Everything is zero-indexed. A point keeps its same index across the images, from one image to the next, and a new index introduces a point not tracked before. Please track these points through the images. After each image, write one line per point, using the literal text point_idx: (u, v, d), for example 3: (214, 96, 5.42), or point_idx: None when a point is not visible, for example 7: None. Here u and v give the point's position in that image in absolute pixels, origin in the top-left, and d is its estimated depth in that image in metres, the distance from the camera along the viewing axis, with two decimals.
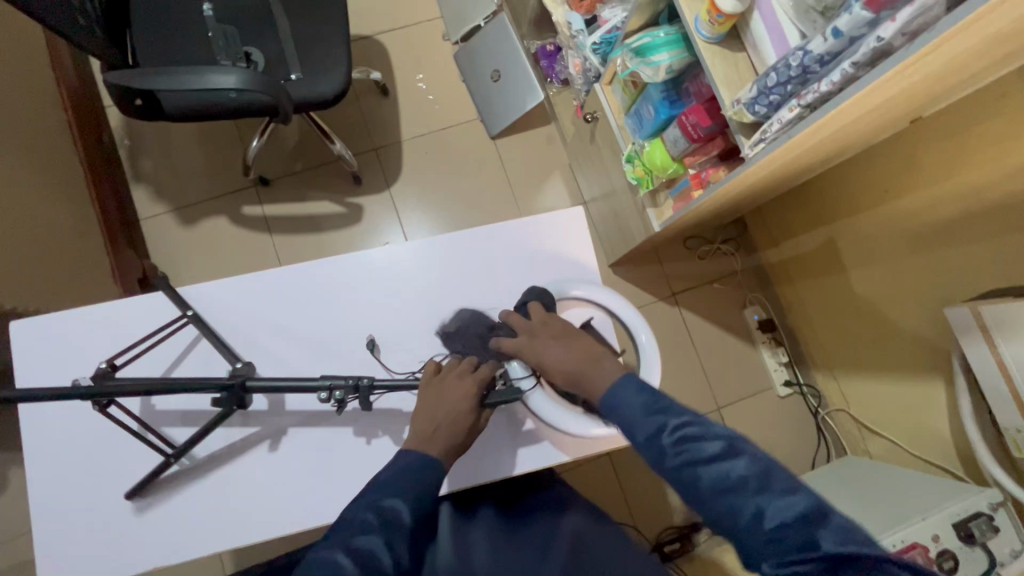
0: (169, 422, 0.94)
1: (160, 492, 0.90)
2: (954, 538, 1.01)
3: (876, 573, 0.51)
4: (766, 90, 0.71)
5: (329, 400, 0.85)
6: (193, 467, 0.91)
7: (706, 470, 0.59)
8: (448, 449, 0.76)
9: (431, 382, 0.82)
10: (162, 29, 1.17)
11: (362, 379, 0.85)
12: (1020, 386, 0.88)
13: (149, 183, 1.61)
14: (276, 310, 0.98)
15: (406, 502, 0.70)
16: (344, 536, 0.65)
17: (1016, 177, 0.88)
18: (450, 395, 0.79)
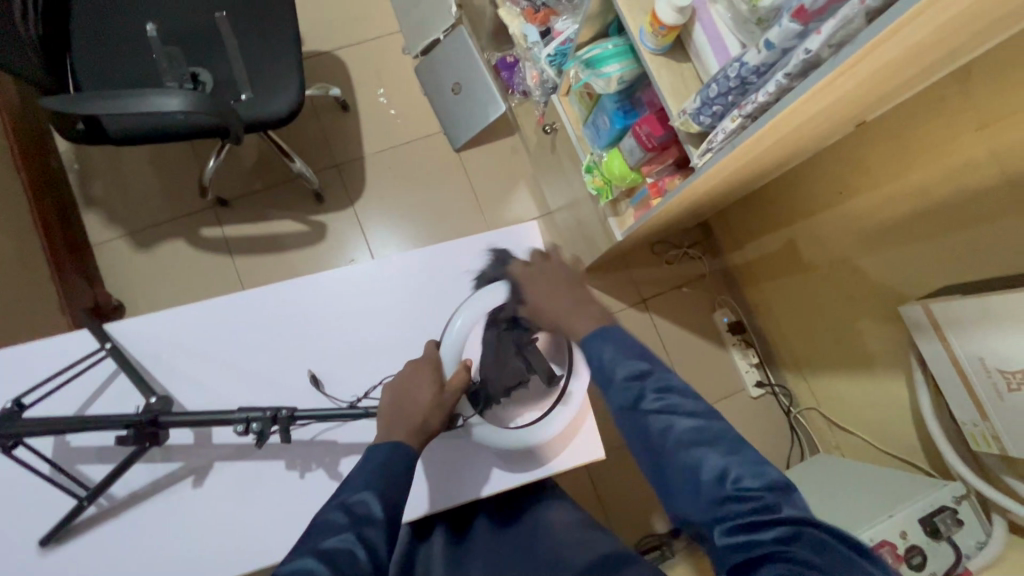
0: (80, 461, 0.90)
1: (74, 535, 0.87)
2: (921, 533, 1.02)
3: (824, 545, 0.54)
4: (709, 100, 0.72)
5: (246, 433, 0.83)
6: (109, 509, 0.88)
7: (681, 421, 0.66)
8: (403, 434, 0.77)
9: (386, 387, 0.83)
10: (106, 51, 1.13)
11: (282, 411, 0.84)
12: (973, 380, 0.90)
13: (101, 208, 1.56)
14: (227, 338, 0.94)
15: (378, 498, 0.67)
16: (314, 540, 0.62)
17: (959, 176, 0.90)
18: (409, 390, 0.82)
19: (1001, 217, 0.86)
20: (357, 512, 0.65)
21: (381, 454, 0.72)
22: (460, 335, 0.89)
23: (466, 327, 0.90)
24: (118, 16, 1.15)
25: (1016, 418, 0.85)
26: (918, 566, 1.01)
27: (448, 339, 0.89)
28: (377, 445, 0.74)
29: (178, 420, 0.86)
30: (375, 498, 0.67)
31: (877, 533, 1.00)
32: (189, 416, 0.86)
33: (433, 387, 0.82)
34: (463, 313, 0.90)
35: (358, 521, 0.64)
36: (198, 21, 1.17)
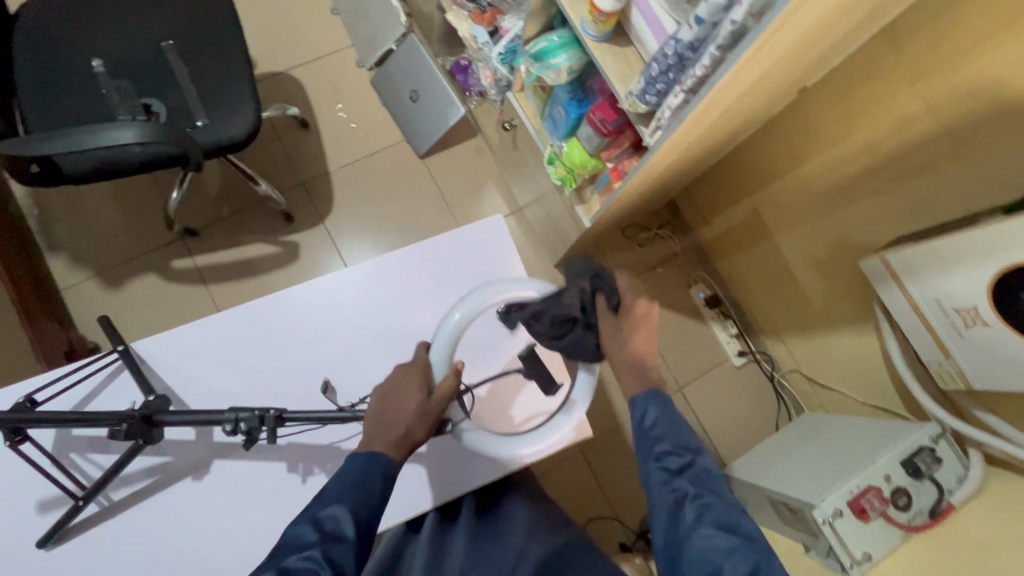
0: (82, 452, 0.92)
1: (72, 534, 0.88)
2: (904, 475, 1.06)
3: None
4: (652, 80, 0.75)
5: (234, 433, 0.83)
6: (109, 506, 0.89)
7: (709, 527, 0.66)
8: (392, 447, 0.75)
9: (375, 390, 0.81)
10: (54, 91, 1.12)
11: (270, 411, 0.84)
12: (933, 322, 0.95)
13: (67, 251, 1.53)
14: (209, 361, 0.94)
15: (347, 512, 0.68)
16: (279, 558, 0.63)
17: (899, 130, 0.95)
18: (394, 398, 0.78)
19: (942, 164, 0.91)
20: (328, 529, 0.67)
21: (356, 468, 0.72)
22: (453, 332, 0.86)
23: (462, 322, 0.87)
24: (61, 55, 1.14)
25: (976, 352, 0.90)
26: (905, 507, 1.05)
27: (442, 333, 0.86)
28: (354, 456, 0.74)
29: (174, 419, 0.86)
30: (343, 515, 0.68)
31: (862, 480, 1.05)
32: (180, 417, 0.86)
33: (418, 395, 0.79)
34: (461, 307, 0.87)
35: (326, 538, 0.66)
36: (145, 52, 1.16)
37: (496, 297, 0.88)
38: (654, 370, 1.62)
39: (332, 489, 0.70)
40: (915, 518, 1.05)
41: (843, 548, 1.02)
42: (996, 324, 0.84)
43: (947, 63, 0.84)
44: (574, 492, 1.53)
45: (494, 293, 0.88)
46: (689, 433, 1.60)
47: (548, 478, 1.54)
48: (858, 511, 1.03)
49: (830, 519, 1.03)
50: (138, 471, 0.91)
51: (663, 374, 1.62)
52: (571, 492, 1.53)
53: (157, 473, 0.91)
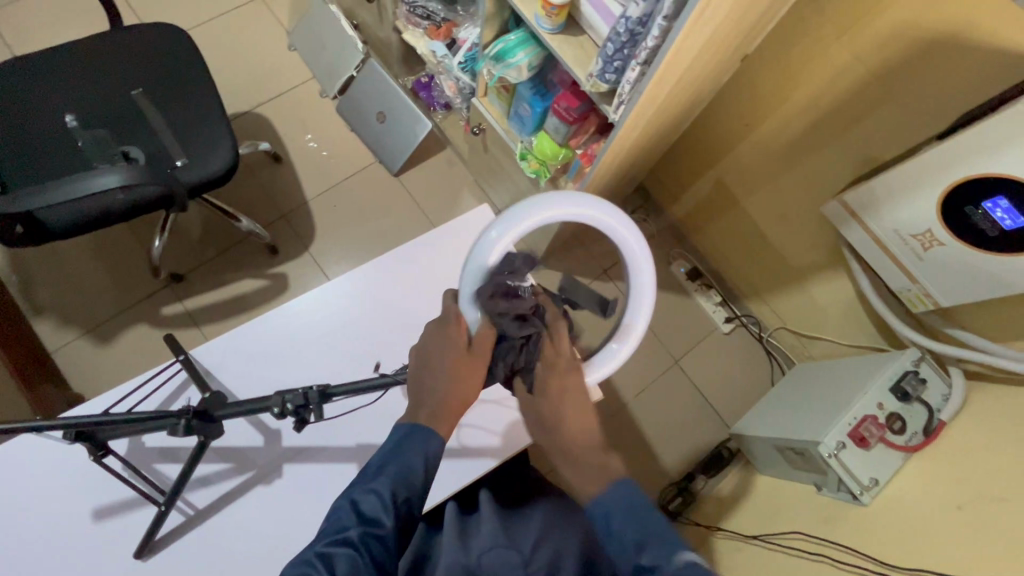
0: (152, 462, 0.95)
1: (163, 544, 0.91)
2: (894, 400, 1.13)
3: None
4: (609, 59, 0.83)
5: (282, 414, 0.81)
6: (194, 513, 0.93)
7: None
8: (434, 415, 0.75)
9: (417, 350, 0.79)
10: (29, 151, 1.14)
11: (313, 388, 0.82)
12: (895, 251, 1.03)
13: (53, 313, 1.52)
14: (232, 384, 0.99)
15: (385, 499, 0.69)
16: (320, 541, 0.66)
17: (836, 82, 1.04)
18: (435, 356, 0.78)
19: (881, 105, 1.00)
20: (366, 514, 0.68)
21: (401, 435, 0.74)
22: (496, 252, 0.74)
23: (501, 242, 0.73)
24: (33, 115, 1.16)
25: (938, 271, 0.98)
26: (901, 430, 1.11)
27: (480, 255, 0.73)
28: (399, 428, 0.75)
29: (233, 412, 0.84)
30: (378, 501, 0.68)
31: (857, 412, 1.11)
32: (235, 408, 0.84)
33: (458, 350, 0.77)
34: (506, 221, 0.72)
35: (365, 523, 0.67)
36: (117, 103, 1.19)
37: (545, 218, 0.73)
38: (649, 348, 1.67)
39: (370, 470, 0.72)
40: (912, 440, 1.11)
41: (851, 476, 1.07)
42: (951, 241, 0.92)
43: (867, 15, 0.93)
44: None
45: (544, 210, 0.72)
46: (692, 402, 1.65)
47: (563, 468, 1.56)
48: (859, 440, 1.09)
49: (836, 452, 1.08)
50: (216, 472, 0.95)
51: (659, 350, 1.68)
52: None
53: (210, 490, 0.94)
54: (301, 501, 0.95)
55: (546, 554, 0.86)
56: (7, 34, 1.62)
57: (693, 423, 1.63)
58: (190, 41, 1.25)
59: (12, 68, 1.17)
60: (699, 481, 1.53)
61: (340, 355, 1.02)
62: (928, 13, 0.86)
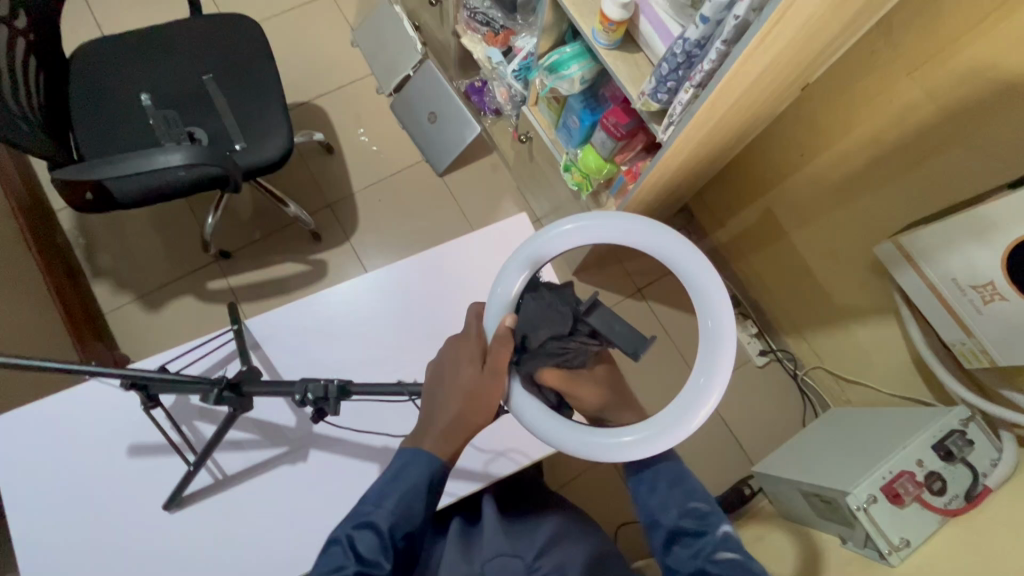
0: (191, 420, 1.01)
1: (192, 500, 0.97)
2: (937, 459, 1.06)
3: (704, 519, 0.76)
4: (663, 78, 0.83)
5: (302, 401, 0.85)
6: (222, 478, 0.98)
7: None
8: (438, 438, 0.75)
9: (433, 366, 0.79)
10: (107, 125, 1.22)
11: (333, 381, 0.84)
12: (952, 301, 0.97)
13: (110, 277, 1.62)
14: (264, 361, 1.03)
15: (385, 550, 0.70)
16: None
17: (905, 120, 0.99)
18: (450, 374, 0.76)
19: (952, 146, 0.95)
20: (364, 555, 0.69)
21: (402, 462, 0.75)
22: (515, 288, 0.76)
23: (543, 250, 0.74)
24: (112, 91, 1.24)
25: (997, 327, 0.92)
26: (940, 492, 1.05)
27: (496, 298, 0.76)
28: (403, 450, 0.76)
29: (261, 390, 0.89)
30: (376, 540, 0.70)
31: (892, 466, 1.06)
32: (269, 388, 0.89)
33: (473, 367, 0.74)
34: (516, 258, 0.75)
35: (363, 564, 0.68)
36: (188, 85, 1.26)
37: (561, 247, 0.75)
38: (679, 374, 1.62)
39: (374, 496, 0.74)
40: (951, 502, 1.05)
41: (880, 534, 1.02)
42: (1015, 297, 0.86)
43: (942, 52, 0.89)
44: (603, 496, 1.53)
45: (550, 247, 0.74)
46: (715, 432, 1.60)
47: (574, 484, 1.54)
48: (892, 496, 1.04)
49: (866, 505, 1.03)
50: (248, 445, 0.99)
51: None
52: (599, 496, 1.53)
53: (233, 457, 0.99)
54: (316, 483, 0.98)
55: (552, 560, 0.83)
56: (99, 14, 1.74)
57: (714, 454, 1.59)
58: (260, 31, 1.31)
59: (99, 46, 1.25)
60: None
61: (368, 347, 1.04)
62: (1008, 55, 0.82)
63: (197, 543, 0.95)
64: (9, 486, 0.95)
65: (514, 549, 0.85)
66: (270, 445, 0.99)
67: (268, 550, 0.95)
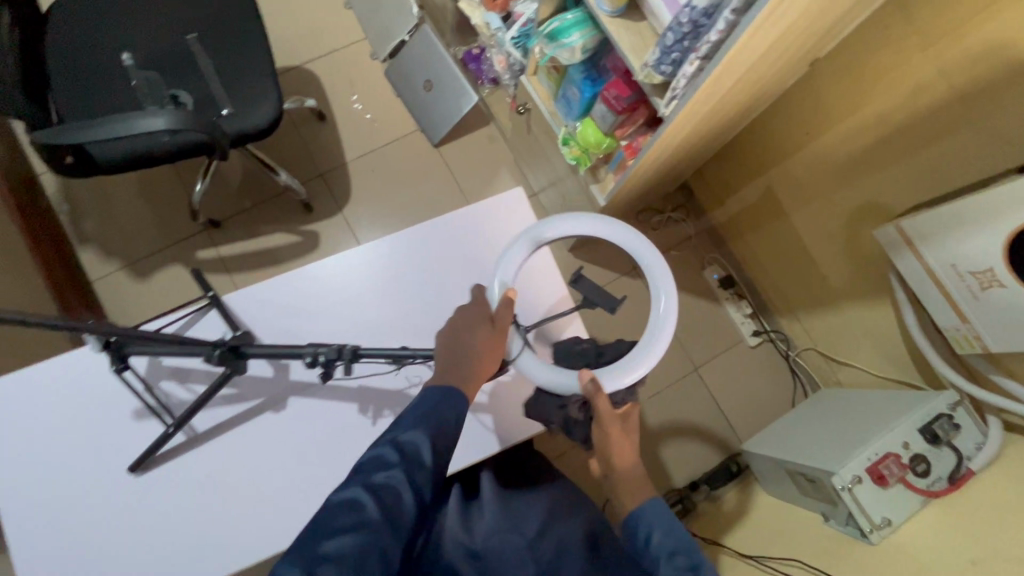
0: (166, 381, 1.00)
1: (161, 461, 0.96)
2: (922, 441, 1.08)
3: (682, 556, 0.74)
4: (667, 49, 0.79)
5: (314, 363, 0.87)
6: (194, 437, 0.97)
7: None
8: (465, 382, 0.78)
9: (443, 327, 0.84)
10: (86, 86, 1.17)
11: (347, 345, 0.88)
12: (950, 287, 0.96)
13: (96, 243, 1.58)
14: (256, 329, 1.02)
15: (428, 443, 0.72)
16: (363, 474, 0.68)
17: (914, 100, 0.97)
18: (457, 329, 0.82)
19: (961, 128, 0.92)
20: (408, 453, 0.71)
21: (432, 394, 0.75)
22: (516, 264, 0.85)
23: (530, 243, 0.84)
24: (92, 49, 1.18)
25: (992, 314, 0.92)
26: (924, 473, 1.06)
27: (497, 273, 0.85)
28: (428, 390, 0.77)
29: (259, 352, 0.90)
30: (419, 438, 0.72)
31: (879, 447, 1.07)
32: (267, 349, 0.90)
33: (483, 325, 0.81)
34: (520, 240, 0.84)
35: (406, 462, 0.70)
36: (171, 45, 1.21)
37: (559, 232, 0.84)
38: (671, 352, 1.64)
39: (407, 416, 0.74)
40: (934, 484, 1.06)
41: (863, 513, 1.04)
42: (1013, 284, 0.85)
43: (959, 28, 0.86)
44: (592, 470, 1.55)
45: (548, 230, 0.84)
46: (705, 411, 1.61)
47: (564, 459, 1.56)
48: (877, 477, 1.05)
49: (850, 486, 1.04)
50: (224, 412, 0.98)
51: (680, 355, 1.64)
52: (588, 472, 1.55)
53: (206, 421, 0.98)
54: (300, 459, 0.96)
55: None
56: None
57: (705, 432, 1.60)
58: None
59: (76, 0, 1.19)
60: (701, 491, 1.52)
61: (360, 322, 1.03)
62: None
63: (182, 515, 0.95)
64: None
65: None
66: (240, 409, 0.98)
67: (252, 525, 0.94)
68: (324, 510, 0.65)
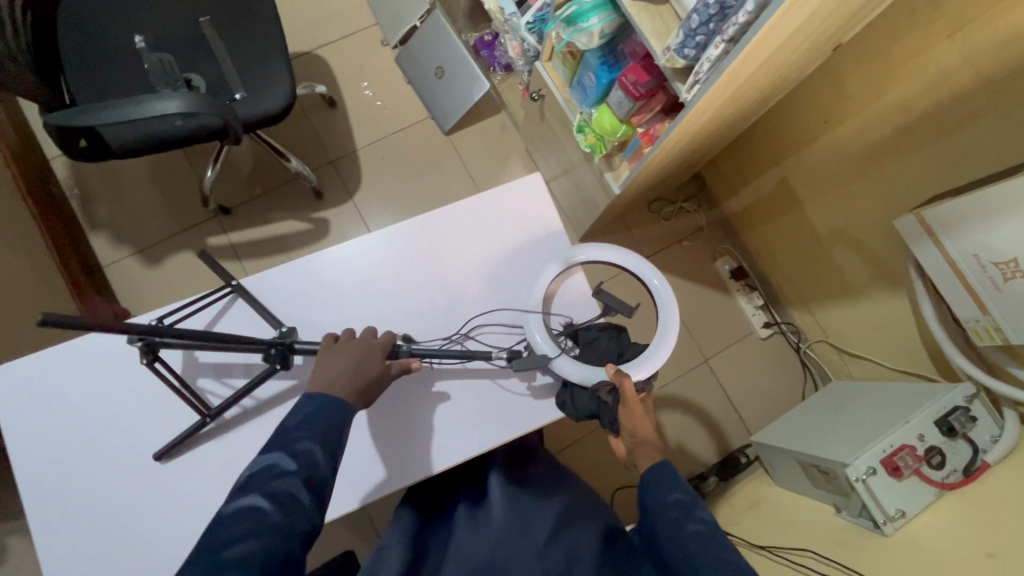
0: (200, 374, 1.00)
1: (191, 449, 0.96)
2: (938, 434, 1.07)
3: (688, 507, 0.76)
4: (691, 32, 0.77)
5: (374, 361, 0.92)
6: (227, 426, 0.97)
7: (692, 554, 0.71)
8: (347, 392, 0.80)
9: (326, 348, 0.87)
10: (98, 68, 1.16)
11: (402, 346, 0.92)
12: (972, 277, 0.95)
13: (107, 229, 1.58)
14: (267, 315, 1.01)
15: (317, 444, 0.72)
16: (263, 483, 0.67)
17: (939, 87, 0.95)
18: (361, 352, 0.86)
19: (987, 115, 0.91)
20: (302, 461, 0.70)
21: (314, 404, 0.76)
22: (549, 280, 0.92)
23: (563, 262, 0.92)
24: (105, 31, 1.17)
25: (1015, 305, 0.90)
26: (938, 466, 1.06)
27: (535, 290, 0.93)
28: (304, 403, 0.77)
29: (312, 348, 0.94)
30: (316, 449, 0.72)
31: (895, 439, 1.06)
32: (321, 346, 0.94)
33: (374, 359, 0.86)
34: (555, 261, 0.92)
35: (303, 467, 0.70)
36: (184, 28, 1.20)
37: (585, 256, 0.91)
38: (681, 343, 1.63)
39: (299, 423, 0.74)
40: (949, 477, 1.06)
41: (876, 504, 1.03)
42: None
43: (990, 12, 0.84)
44: (601, 460, 1.55)
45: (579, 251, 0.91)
46: (715, 402, 1.61)
47: (573, 448, 1.56)
48: (891, 468, 1.05)
49: (864, 477, 1.04)
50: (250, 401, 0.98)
51: (690, 346, 1.63)
52: (597, 461, 1.55)
53: (238, 411, 0.98)
54: None
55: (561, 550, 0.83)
56: None
57: (715, 424, 1.60)
58: None
59: None
60: (710, 482, 1.53)
61: (374, 310, 1.02)
62: None
63: (198, 498, 0.95)
64: (14, 434, 0.95)
65: (523, 535, 0.86)
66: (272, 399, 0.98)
67: None
68: (213, 525, 0.64)
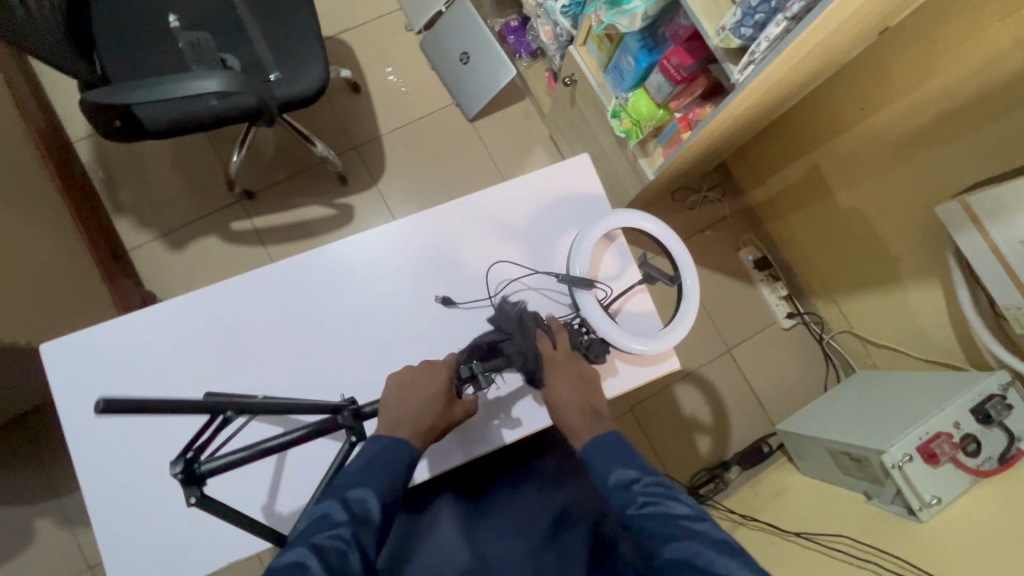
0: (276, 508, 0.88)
1: None
2: (974, 422, 1.07)
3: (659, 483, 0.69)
4: (750, 10, 0.77)
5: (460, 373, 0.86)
6: None
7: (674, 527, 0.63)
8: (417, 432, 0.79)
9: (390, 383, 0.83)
10: (134, 46, 1.15)
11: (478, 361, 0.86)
12: (1015, 263, 0.94)
13: (131, 213, 1.58)
14: (296, 301, 0.95)
15: (374, 494, 0.70)
16: (308, 535, 0.63)
17: (987, 71, 0.95)
18: (418, 382, 0.83)
19: None
20: (357, 512, 0.67)
21: (376, 451, 0.75)
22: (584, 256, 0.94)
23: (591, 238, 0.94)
24: (139, 9, 1.16)
25: None
26: (974, 453, 1.06)
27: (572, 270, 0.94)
28: (360, 456, 0.75)
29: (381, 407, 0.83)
30: (373, 499, 0.69)
31: (931, 427, 1.07)
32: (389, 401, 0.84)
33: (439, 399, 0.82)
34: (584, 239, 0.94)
35: (357, 520, 0.66)
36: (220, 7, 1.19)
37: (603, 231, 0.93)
38: (704, 333, 1.63)
39: (358, 470, 0.72)
40: (984, 464, 1.06)
41: (913, 490, 1.04)
42: None
43: None
44: None
45: (601, 225, 0.93)
46: (738, 392, 1.61)
47: None
48: (927, 455, 1.05)
49: (901, 464, 1.04)
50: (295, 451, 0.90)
51: (713, 336, 1.63)
52: None
53: None
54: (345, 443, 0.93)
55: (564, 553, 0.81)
56: None
57: (738, 414, 1.60)
58: None
59: None
60: (733, 471, 1.54)
61: (408, 295, 0.97)
62: None
63: None
64: None
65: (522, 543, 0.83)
66: None
67: None
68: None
